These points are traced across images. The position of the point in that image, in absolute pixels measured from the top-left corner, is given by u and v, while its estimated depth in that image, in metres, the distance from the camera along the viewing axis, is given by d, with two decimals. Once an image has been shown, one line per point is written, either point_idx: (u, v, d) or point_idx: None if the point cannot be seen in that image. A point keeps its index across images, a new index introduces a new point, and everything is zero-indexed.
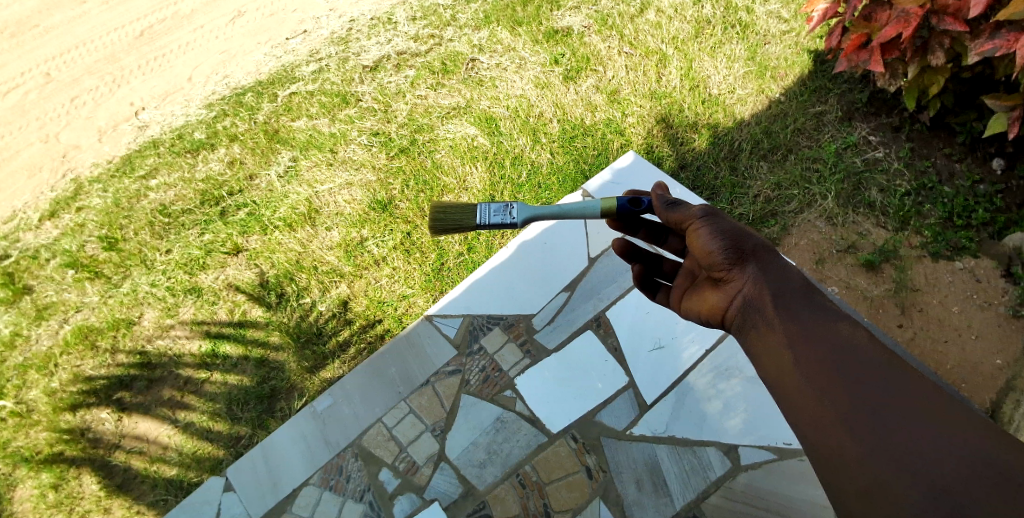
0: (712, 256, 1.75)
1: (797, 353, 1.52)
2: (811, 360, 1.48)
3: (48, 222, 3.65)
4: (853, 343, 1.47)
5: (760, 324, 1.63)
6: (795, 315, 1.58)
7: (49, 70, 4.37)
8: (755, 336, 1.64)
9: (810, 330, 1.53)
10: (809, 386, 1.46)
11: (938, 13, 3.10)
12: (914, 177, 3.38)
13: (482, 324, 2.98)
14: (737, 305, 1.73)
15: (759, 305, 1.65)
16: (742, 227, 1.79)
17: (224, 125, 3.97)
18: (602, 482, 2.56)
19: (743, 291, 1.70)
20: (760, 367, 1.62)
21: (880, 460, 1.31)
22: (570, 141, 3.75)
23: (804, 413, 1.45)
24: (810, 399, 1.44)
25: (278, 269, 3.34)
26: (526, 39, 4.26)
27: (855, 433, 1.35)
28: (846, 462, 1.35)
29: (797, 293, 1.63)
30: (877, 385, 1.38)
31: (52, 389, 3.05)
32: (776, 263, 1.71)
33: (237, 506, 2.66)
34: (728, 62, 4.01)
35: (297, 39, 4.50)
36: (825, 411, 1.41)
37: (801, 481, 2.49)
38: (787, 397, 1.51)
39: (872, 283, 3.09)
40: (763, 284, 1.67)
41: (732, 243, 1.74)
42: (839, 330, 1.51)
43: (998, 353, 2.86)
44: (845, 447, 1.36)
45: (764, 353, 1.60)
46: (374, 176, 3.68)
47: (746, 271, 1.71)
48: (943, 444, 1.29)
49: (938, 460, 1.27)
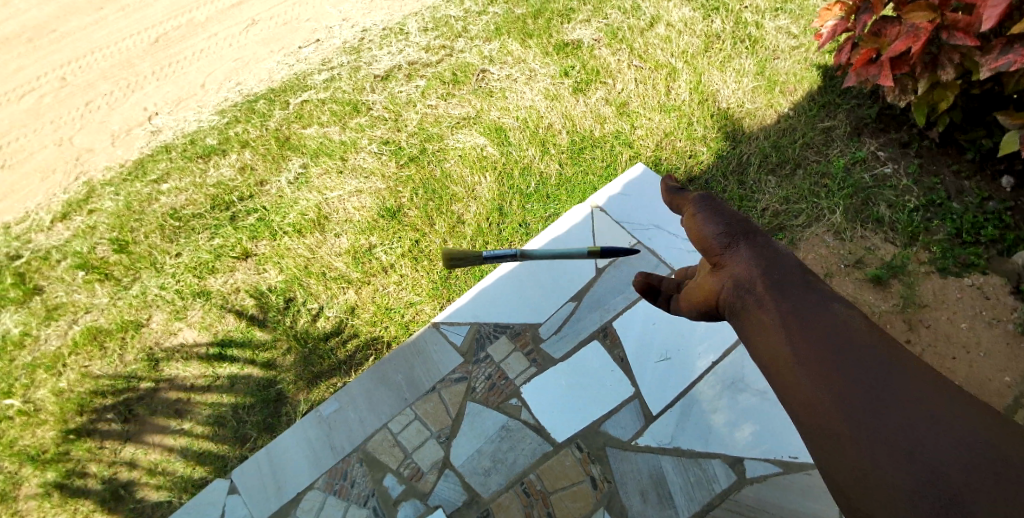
0: (706, 237, 1.67)
1: (789, 336, 1.39)
2: (802, 346, 1.36)
3: (60, 224, 3.68)
4: (850, 329, 1.35)
5: (752, 306, 1.50)
6: (789, 299, 1.45)
7: (65, 75, 4.43)
8: (746, 320, 1.51)
9: (803, 312, 1.40)
10: (801, 369, 1.33)
11: (948, 28, 3.12)
12: (923, 193, 3.39)
13: (488, 332, 2.98)
14: (727, 287, 1.59)
15: (750, 286, 1.53)
16: (738, 210, 1.69)
17: (236, 131, 4.02)
18: (607, 492, 2.55)
19: (734, 271, 1.59)
20: (751, 351, 1.49)
21: (876, 452, 1.19)
22: (579, 153, 3.77)
23: (795, 400, 1.33)
24: (800, 384, 1.32)
25: (287, 275, 3.36)
26: (536, 51, 4.30)
27: (848, 423, 1.23)
28: (839, 454, 1.23)
29: (791, 276, 1.50)
30: (875, 372, 1.26)
31: (60, 389, 3.07)
32: (770, 246, 1.59)
33: (241, 508, 2.69)
34: (738, 76, 4.04)
35: (310, 47, 4.55)
36: (816, 397, 1.29)
37: (807, 495, 2.48)
38: (779, 383, 1.38)
39: (879, 298, 3.08)
40: (755, 265, 1.56)
41: (727, 223, 1.65)
42: (836, 314, 1.38)
43: (1006, 371, 2.85)
44: (838, 439, 1.24)
45: (753, 335, 1.48)
46: (384, 184, 3.70)
47: (739, 252, 1.60)
48: (947, 440, 1.16)
49: (940, 454, 1.15)
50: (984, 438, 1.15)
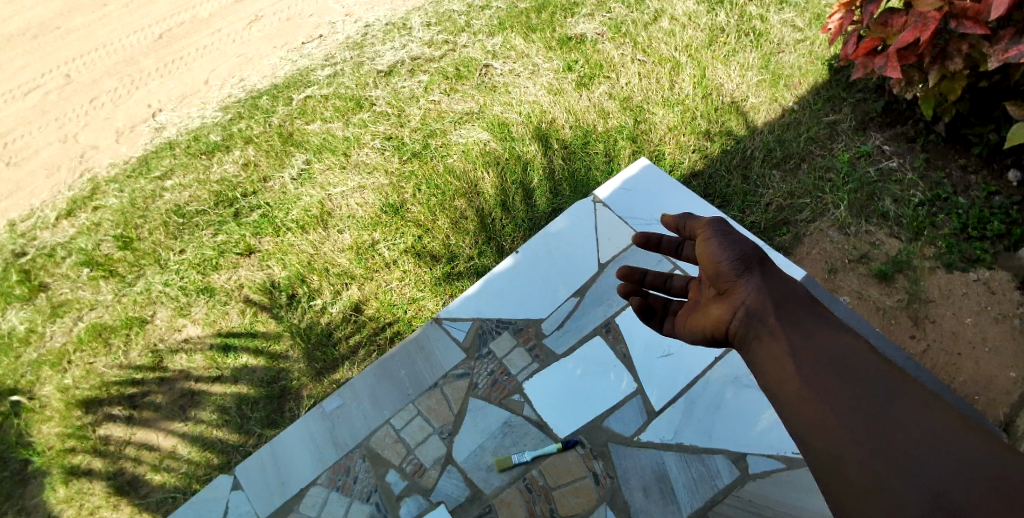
0: (719, 265, 1.75)
1: (797, 360, 1.50)
2: (812, 364, 1.48)
3: (65, 221, 3.70)
4: (855, 351, 1.48)
5: (761, 331, 1.60)
6: (796, 324, 1.57)
7: (69, 72, 4.45)
8: (755, 344, 1.61)
9: (812, 338, 1.52)
10: (810, 391, 1.45)
11: (957, 17, 3.06)
12: (929, 188, 3.35)
13: (491, 328, 2.97)
14: (738, 318, 1.68)
15: (761, 314, 1.62)
16: (751, 239, 1.78)
17: (240, 127, 4.02)
18: (610, 487, 2.54)
19: (744, 298, 1.68)
20: (760, 374, 1.59)
21: (882, 463, 1.31)
22: (582, 147, 3.75)
23: (805, 420, 1.44)
24: (811, 404, 1.43)
25: (290, 271, 3.37)
26: (540, 45, 4.29)
27: (857, 438, 1.35)
28: (847, 468, 1.34)
29: (799, 301, 1.62)
30: (879, 392, 1.39)
31: (65, 385, 3.09)
32: (779, 274, 1.69)
33: (244, 504, 2.65)
34: (742, 70, 4.02)
35: (313, 43, 4.56)
36: (824, 415, 1.41)
37: (810, 490, 2.45)
38: (788, 404, 1.49)
39: (884, 293, 3.06)
40: (766, 293, 1.65)
41: (740, 249, 1.75)
42: (841, 338, 1.51)
43: (1013, 367, 2.79)
44: (845, 453, 1.35)
45: (762, 359, 1.58)
46: (387, 180, 3.70)
47: (750, 282, 1.68)
48: (949, 449, 1.29)
49: (941, 462, 1.28)
50: (975, 448, 1.29)
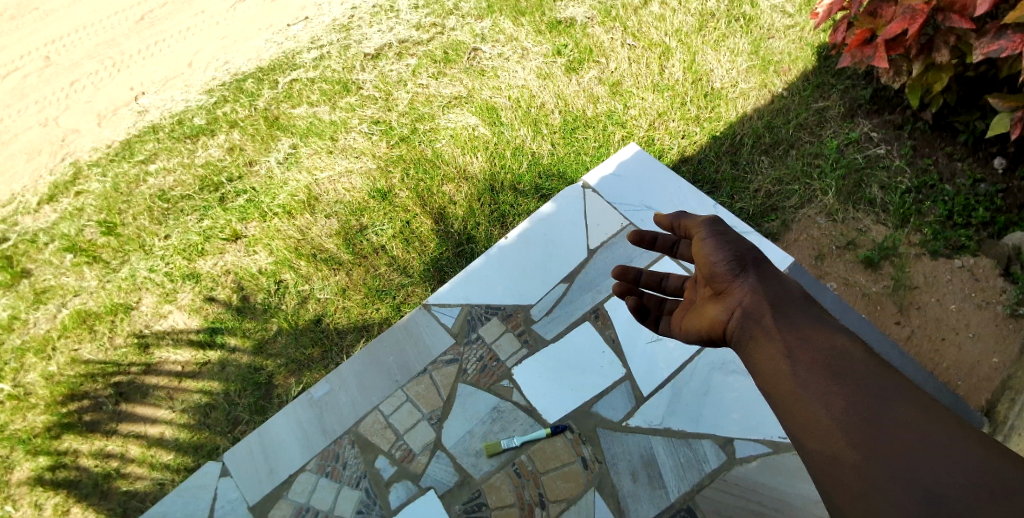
0: (715, 265, 1.78)
1: (795, 362, 1.54)
2: (810, 366, 1.51)
3: (47, 206, 3.65)
4: (851, 352, 1.50)
5: (758, 332, 1.64)
6: (793, 326, 1.60)
7: (48, 54, 4.36)
8: (753, 346, 1.64)
9: (809, 340, 1.55)
10: (808, 394, 1.48)
11: (944, 10, 3.09)
12: (915, 175, 3.38)
13: (480, 314, 2.97)
14: (735, 318, 1.71)
15: (757, 314, 1.66)
16: (746, 239, 1.81)
17: (225, 111, 3.97)
18: (598, 473, 2.56)
19: (741, 298, 1.71)
20: (758, 377, 1.62)
21: (879, 465, 1.33)
22: (571, 132, 3.74)
23: (802, 422, 1.46)
24: (808, 406, 1.46)
25: (277, 256, 3.34)
26: (529, 29, 4.26)
27: (853, 440, 1.38)
28: (844, 470, 1.36)
29: (797, 305, 1.65)
30: (876, 394, 1.42)
31: (50, 373, 3.06)
32: (776, 276, 1.73)
33: (233, 490, 2.64)
34: (731, 55, 4.01)
35: (298, 25, 4.48)
36: (821, 416, 1.44)
37: (796, 475, 2.48)
38: (787, 407, 1.51)
39: (870, 280, 3.08)
40: (763, 294, 1.68)
41: (735, 250, 1.78)
42: (838, 340, 1.54)
43: (995, 353, 2.83)
44: (842, 455, 1.38)
45: (760, 361, 1.61)
46: (374, 165, 3.67)
47: (746, 283, 1.71)
48: (947, 449, 1.31)
49: (940, 463, 1.29)
50: (971, 447, 1.31)
